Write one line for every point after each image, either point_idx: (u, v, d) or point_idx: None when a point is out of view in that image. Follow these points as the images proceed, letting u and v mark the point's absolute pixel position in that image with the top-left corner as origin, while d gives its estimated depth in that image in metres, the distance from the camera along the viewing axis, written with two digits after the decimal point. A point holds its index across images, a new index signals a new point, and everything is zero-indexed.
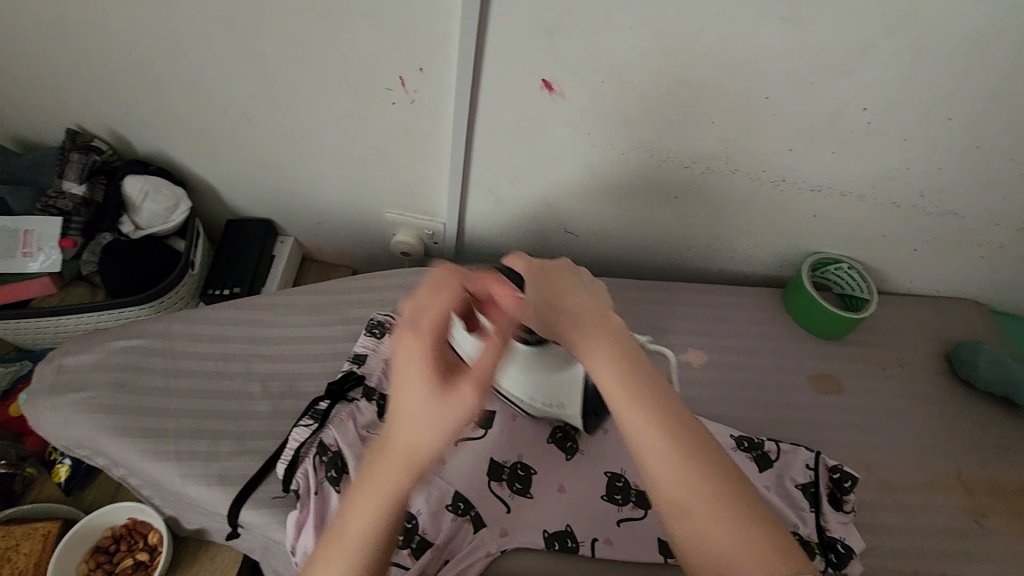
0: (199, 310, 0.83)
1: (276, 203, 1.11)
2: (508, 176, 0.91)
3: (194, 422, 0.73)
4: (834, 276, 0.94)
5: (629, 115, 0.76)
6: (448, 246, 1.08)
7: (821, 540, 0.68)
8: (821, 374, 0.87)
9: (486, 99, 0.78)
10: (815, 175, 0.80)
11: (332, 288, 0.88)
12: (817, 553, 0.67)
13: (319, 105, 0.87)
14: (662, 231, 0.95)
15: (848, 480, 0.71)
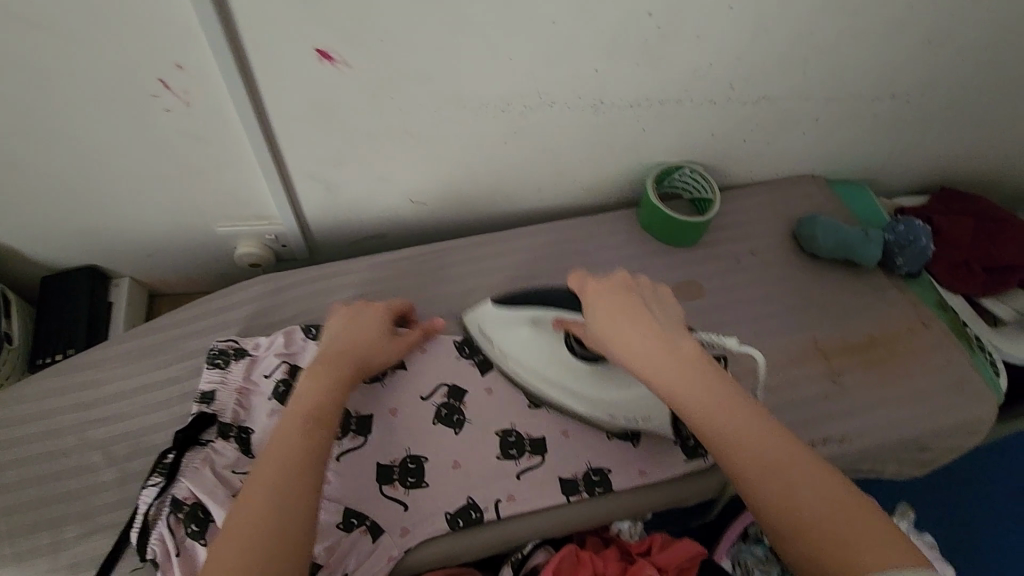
0: (6, 391, 0.73)
1: (92, 247, 0.99)
2: (329, 160, 0.84)
3: (28, 513, 0.66)
4: (680, 183, 0.95)
5: (423, 68, 0.72)
6: (299, 248, 1.01)
7: None
8: (682, 282, 0.88)
9: (267, 87, 0.71)
10: (628, 90, 0.79)
11: (162, 325, 0.79)
12: None
13: (83, 129, 0.76)
14: (507, 181, 0.92)
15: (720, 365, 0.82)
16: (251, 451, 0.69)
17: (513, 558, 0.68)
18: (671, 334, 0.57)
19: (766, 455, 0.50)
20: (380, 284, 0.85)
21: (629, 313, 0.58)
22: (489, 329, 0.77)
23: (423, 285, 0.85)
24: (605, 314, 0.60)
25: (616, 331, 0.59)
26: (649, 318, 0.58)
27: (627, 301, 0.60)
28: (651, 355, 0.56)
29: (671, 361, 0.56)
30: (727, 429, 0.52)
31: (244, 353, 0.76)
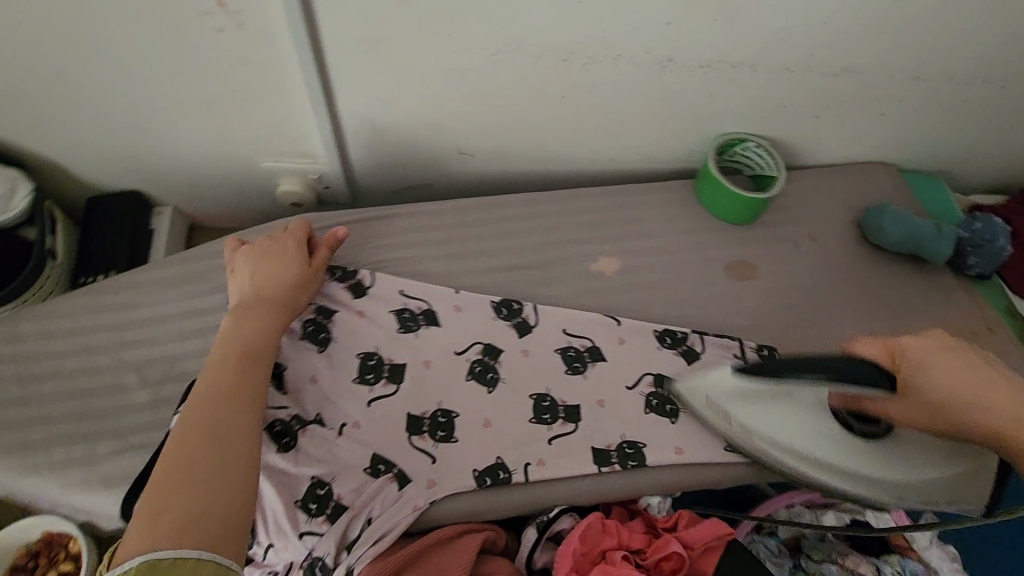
0: (48, 305, 0.74)
1: (137, 171, 0.98)
2: (379, 99, 0.81)
3: (65, 425, 0.67)
4: (742, 157, 0.89)
5: (489, 7, 0.67)
6: (340, 190, 0.99)
7: None
8: (735, 261, 0.84)
9: (325, 15, 0.68)
10: (701, 50, 0.74)
11: (201, 254, 0.78)
12: None
13: (135, 46, 0.74)
14: (560, 139, 0.88)
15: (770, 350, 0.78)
16: (283, 386, 0.67)
17: (539, 518, 0.67)
18: (973, 353, 0.56)
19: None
20: (423, 234, 0.82)
21: (944, 354, 0.55)
22: (722, 402, 0.70)
23: (466, 239, 0.83)
24: (924, 365, 0.55)
25: (929, 379, 0.55)
26: (961, 351, 0.55)
27: (948, 351, 0.55)
28: (942, 372, 0.54)
29: (958, 376, 0.53)
30: (1014, 421, 0.51)
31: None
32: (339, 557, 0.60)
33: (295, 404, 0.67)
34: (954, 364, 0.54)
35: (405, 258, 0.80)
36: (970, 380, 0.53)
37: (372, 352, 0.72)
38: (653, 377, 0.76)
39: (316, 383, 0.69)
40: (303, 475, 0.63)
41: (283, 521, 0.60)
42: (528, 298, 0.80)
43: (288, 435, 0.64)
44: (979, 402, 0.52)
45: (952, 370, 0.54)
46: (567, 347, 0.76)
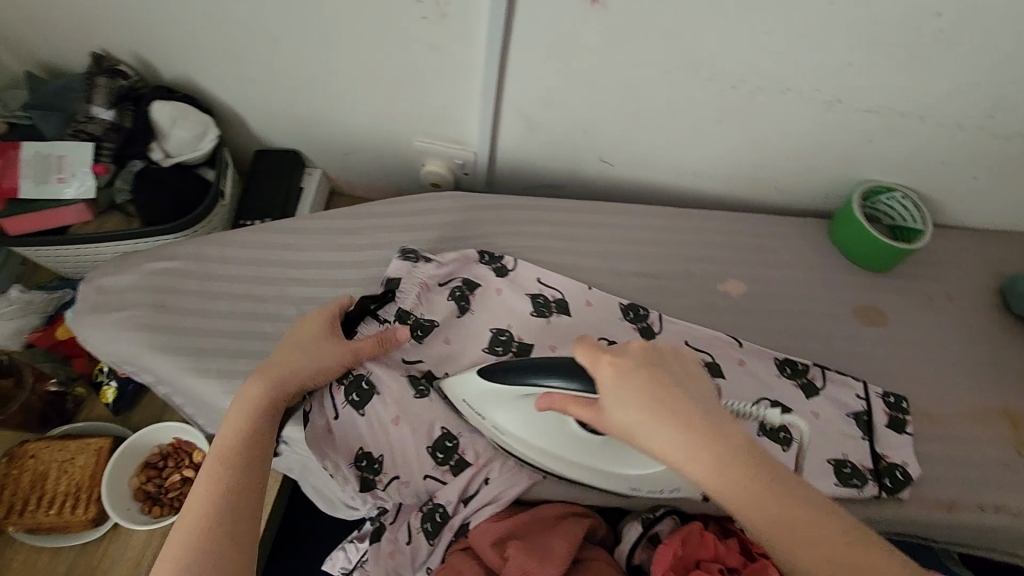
0: (230, 235, 0.83)
1: (303, 133, 1.08)
2: (543, 98, 0.86)
3: (234, 341, 0.75)
4: (884, 206, 0.89)
5: (675, 27, 0.71)
6: (479, 178, 1.05)
7: (880, 467, 0.71)
8: (866, 306, 0.84)
9: (522, 15, 0.74)
10: (873, 94, 0.75)
11: (361, 214, 0.86)
12: (870, 479, 0.70)
13: (343, 23, 0.82)
14: (703, 161, 0.91)
15: (902, 401, 0.75)
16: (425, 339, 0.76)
17: (645, 516, 0.69)
18: (694, 390, 0.52)
19: (813, 531, 0.46)
20: (560, 229, 0.87)
21: (648, 390, 0.51)
22: (473, 403, 0.68)
23: (600, 241, 0.86)
24: (622, 385, 0.51)
25: (623, 413, 0.51)
26: (665, 378, 0.51)
27: (647, 370, 0.52)
28: (643, 425, 0.50)
29: (655, 427, 0.50)
30: (755, 514, 0.47)
31: (431, 259, 0.80)
32: (457, 507, 0.69)
33: (430, 362, 0.75)
34: (637, 398, 0.50)
35: (542, 248, 0.85)
36: (681, 434, 0.49)
37: (504, 329, 0.77)
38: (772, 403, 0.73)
39: (449, 346, 0.76)
40: (432, 423, 0.71)
41: (414, 462, 0.70)
42: (652, 305, 0.82)
43: (423, 384, 0.72)
44: (708, 467, 0.48)
45: (655, 423, 0.50)
46: None
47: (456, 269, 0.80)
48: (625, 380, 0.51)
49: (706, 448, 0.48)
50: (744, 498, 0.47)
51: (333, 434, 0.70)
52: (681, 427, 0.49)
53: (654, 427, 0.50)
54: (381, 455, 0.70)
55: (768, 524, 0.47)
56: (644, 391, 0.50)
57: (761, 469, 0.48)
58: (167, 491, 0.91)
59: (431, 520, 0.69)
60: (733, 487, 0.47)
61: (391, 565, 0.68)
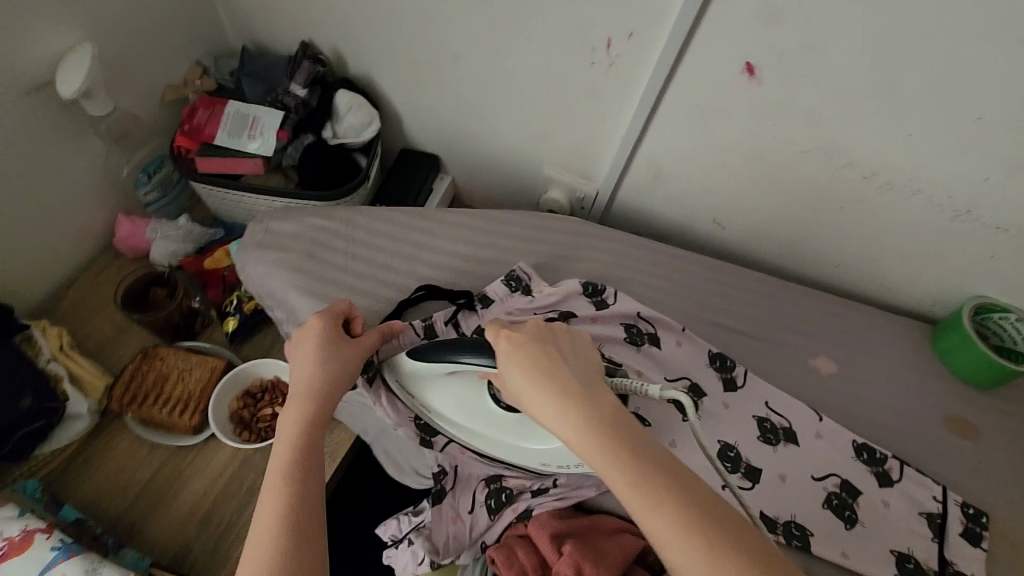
0: (377, 210, 0.95)
1: (448, 141, 1.22)
2: (676, 153, 0.95)
3: (362, 299, 0.86)
4: (994, 325, 0.89)
5: (822, 113, 0.78)
6: (594, 214, 1.14)
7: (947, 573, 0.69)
8: (957, 416, 0.83)
9: (681, 77, 0.83)
10: (1005, 212, 0.77)
11: (491, 218, 0.96)
12: None
13: (519, 55, 0.95)
14: (813, 242, 0.95)
15: (983, 515, 0.73)
16: None
17: None
18: (581, 366, 0.57)
19: (641, 475, 0.46)
20: (666, 273, 0.93)
21: (534, 359, 0.56)
22: (409, 386, 0.76)
23: (700, 291, 0.92)
24: (512, 355, 0.57)
25: (515, 378, 0.56)
26: (548, 349, 0.57)
27: (540, 344, 0.58)
28: (533, 383, 0.54)
29: (541, 388, 0.53)
30: (636, 495, 0.45)
31: (529, 291, 0.86)
32: (523, 493, 0.73)
33: None
34: (517, 364, 0.56)
35: (646, 285, 0.91)
36: (543, 392, 0.53)
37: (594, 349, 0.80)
38: (841, 480, 0.75)
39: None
40: None
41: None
42: (740, 361, 0.86)
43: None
44: (574, 423, 0.50)
45: (534, 379, 0.54)
46: (765, 418, 0.79)
47: (553, 298, 0.85)
48: (517, 350, 0.57)
49: (590, 421, 0.50)
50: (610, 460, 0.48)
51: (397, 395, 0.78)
52: (539, 387, 0.53)
53: (535, 392, 0.53)
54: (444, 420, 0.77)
55: (630, 492, 0.45)
56: (530, 353, 0.56)
57: (617, 428, 0.50)
58: (258, 421, 1.00)
59: (495, 497, 0.73)
60: (595, 444, 0.48)
61: (452, 530, 0.73)
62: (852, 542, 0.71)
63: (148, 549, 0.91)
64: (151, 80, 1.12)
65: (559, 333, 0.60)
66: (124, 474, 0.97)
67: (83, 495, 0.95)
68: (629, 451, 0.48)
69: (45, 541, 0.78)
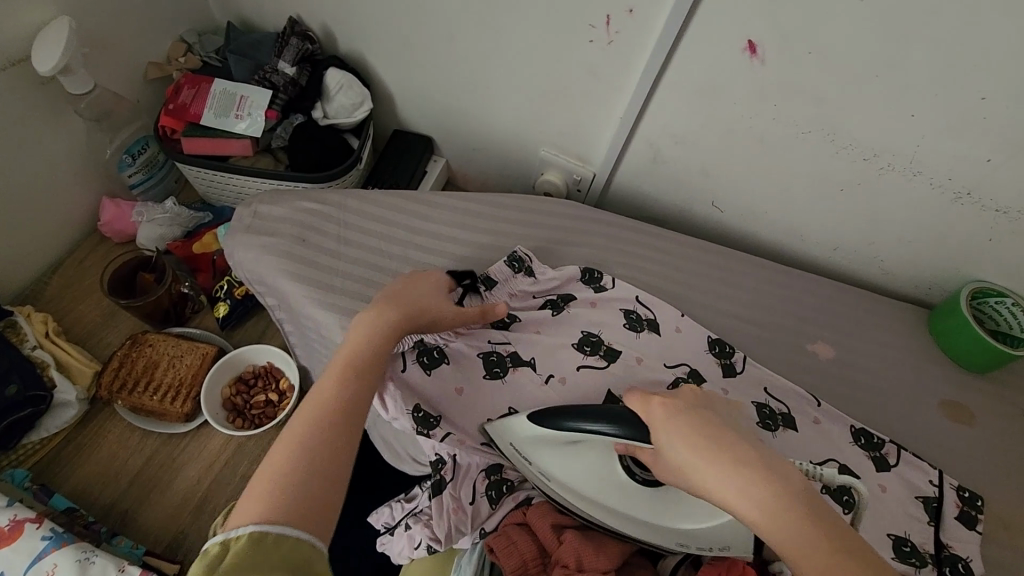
0: (370, 194, 0.93)
1: (441, 122, 1.19)
2: (676, 135, 0.93)
3: (356, 285, 0.84)
4: (991, 309, 0.89)
5: (825, 93, 0.76)
6: (591, 196, 1.12)
7: (942, 555, 0.70)
8: (953, 401, 0.83)
9: (682, 56, 0.81)
10: (1007, 195, 0.77)
11: (487, 202, 0.94)
12: (931, 564, 0.69)
13: (515, 32, 0.92)
14: (812, 226, 0.94)
15: (978, 499, 0.74)
16: (509, 329, 0.81)
17: None
18: (732, 428, 0.55)
19: (835, 559, 0.44)
20: (663, 257, 0.92)
21: (699, 429, 0.53)
22: (521, 446, 0.69)
23: (698, 276, 0.91)
24: (670, 424, 0.55)
25: (679, 450, 0.53)
26: (713, 419, 0.55)
27: (693, 414, 0.56)
28: (699, 457, 0.51)
29: (718, 469, 0.50)
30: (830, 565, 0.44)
31: (531, 272, 0.86)
32: (523, 482, 0.73)
33: (518, 344, 0.79)
34: (691, 439, 0.53)
35: (644, 269, 0.90)
36: (717, 465, 0.50)
37: (595, 333, 0.81)
38: (839, 464, 0.75)
39: (539, 335, 0.81)
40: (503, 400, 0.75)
41: (480, 415, 0.75)
42: (737, 347, 0.85)
43: (498, 366, 0.77)
44: (744, 493, 0.48)
45: (726, 465, 0.50)
46: (764, 403, 0.78)
47: (554, 279, 0.86)
48: (688, 422, 0.54)
49: (759, 490, 0.48)
50: (782, 526, 0.46)
51: (396, 384, 0.73)
52: (710, 458, 0.51)
53: (711, 466, 0.50)
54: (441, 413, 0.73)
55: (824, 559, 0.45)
56: (692, 425, 0.54)
57: (804, 508, 0.47)
58: (251, 408, 0.98)
59: (497, 488, 0.72)
60: (785, 522, 0.46)
61: (455, 522, 0.70)
62: (848, 526, 0.71)
63: (141, 537, 0.90)
64: (133, 57, 1.08)
65: (708, 400, 0.60)
66: (115, 462, 0.95)
67: (74, 485, 0.93)
68: (802, 513, 0.47)
69: (35, 532, 0.76)
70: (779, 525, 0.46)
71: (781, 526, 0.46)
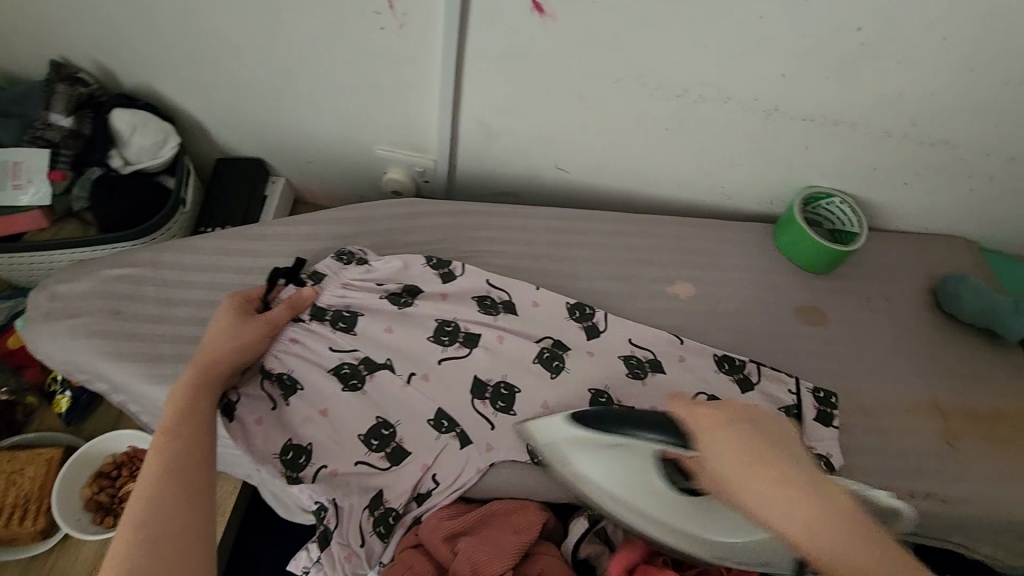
0: (187, 241, 0.84)
1: (264, 141, 1.09)
2: (498, 106, 0.89)
3: (189, 346, 0.76)
4: (824, 211, 0.93)
5: (620, 38, 0.75)
6: (439, 185, 1.07)
7: None
8: (806, 306, 0.88)
9: (475, 26, 0.77)
10: (807, 103, 0.79)
11: (320, 218, 0.88)
12: None
13: (303, 33, 0.85)
14: (652, 168, 0.95)
15: (830, 395, 0.79)
16: (352, 330, 0.75)
17: (589, 512, 0.70)
18: (759, 424, 0.52)
19: (794, 503, 0.47)
20: (514, 234, 0.89)
21: (748, 447, 0.49)
22: (557, 447, 0.66)
23: (552, 245, 0.89)
24: (715, 438, 0.51)
25: (716, 461, 0.51)
26: (749, 426, 0.51)
27: (741, 426, 0.51)
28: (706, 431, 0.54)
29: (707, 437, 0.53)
30: (811, 534, 0.46)
31: (364, 260, 0.80)
32: (409, 504, 0.69)
33: (370, 349, 0.75)
34: (736, 460, 0.49)
35: (498, 252, 0.88)
36: (741, 474, 0.49)
37: (449, 321, 0.78)
38: (707, 396, 0.78)
39: (390, 335, 0.76)
40: (370, 414, 0.71)
41: (347, 449, 0.69)
42: (602, 307, 0.85)
43: (356, 377, 0.72)
44: (785, 510, 0.47)
45: (741, 473, 0.49)
46: (631, 355, 0.80)
47: (390, 269, 0.80)
48: (729, 441, 0.50)
49: (789, 497, 0.47)
50: (785, 496, 0.47)
51: (264, 426, 0.68)
52: (760, 473, 0.48)
53: (753, 483, 0.48)
54: (309, 445, 0.68)
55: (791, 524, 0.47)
56: (735, 440, 0.50)
57: (770, 457, 0.49)
58: (120, 501, 0.88)
59: (384, 522, 0.67)
60: (774, 497, 0.47)
61: (349, 569, 0.64)
62: None
63: None
64: None
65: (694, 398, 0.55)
66: None
67: None
68: (814, 491, 0.47)
69: None
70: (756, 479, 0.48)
71: (783, 489, 0.47)
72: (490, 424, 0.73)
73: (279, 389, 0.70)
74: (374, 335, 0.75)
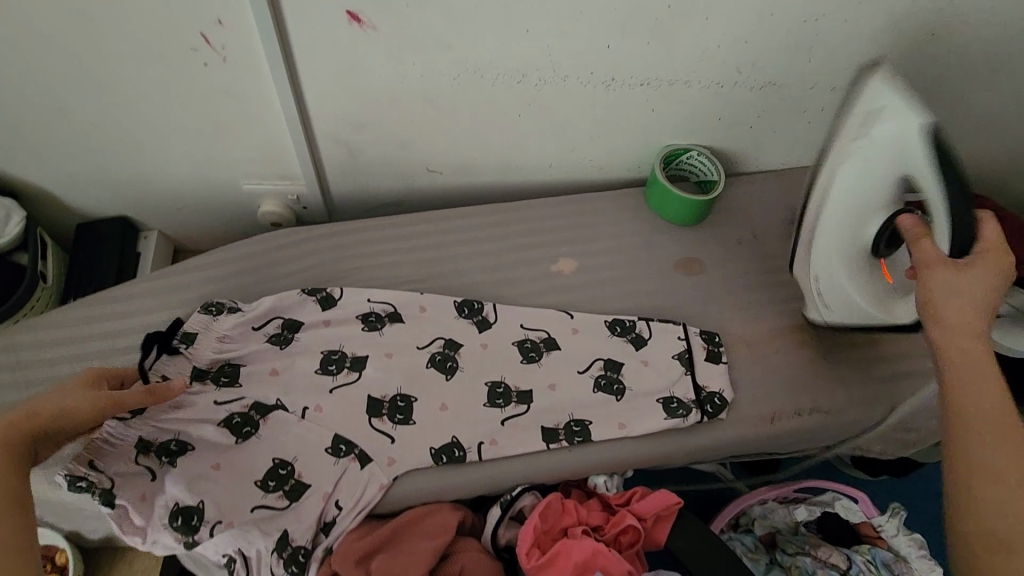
0: (43, 320, 0.79)
1: (121, 199, 1.03)
2: (351, 121, 0.88)
3: None
4: (687, 165, 0.97)
5: (445, 36, 0.76)
6: (318, 210, 1.05)
7: (701, 397, 0.79)
8: (683, 259, 0.91)
9: (299, 45, 0.76)
10: (638, 69, 0.82)
11: (187, 267, 0.84)
12: (695, 409, 0.78)
13: (125, 82, 0.81)
14: (519, 155, 0.96)
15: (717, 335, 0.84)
16: (237, 382, 0.73)
17: (503, 498, 0.71)
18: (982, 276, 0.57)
19: (982, 383, 0.56)
20: (393, 244, 0.89)
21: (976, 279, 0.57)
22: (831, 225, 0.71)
23: (433, 247, 0.89)
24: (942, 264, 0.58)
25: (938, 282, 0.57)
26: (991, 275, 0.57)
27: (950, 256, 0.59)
28: (959, 309, 0.57)
29: (968, 313, 0.57)
30: (975, 409, 0.55)
31: (236, 307, 0.78)
32: (318, 537, 0.67)
33: (256, 393, 0.73)
34: (962, 294, 0.57)
35: (378, 264, 0.87)
36: (949, 308, 0.57)
37: (335, 350, 0.77)
38: (604, 361, 0.81)
39: (277, 376, 0.74)
40: (264, 458, 0.69)
41: (243, 499, 0.66)
42: (490, 298, 0.86)
43: (248, 425, 0.70)
44: (954, 334, 0.57)
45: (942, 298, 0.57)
46: (524, 338, 0.81)
47: (265, 308, 0.77)
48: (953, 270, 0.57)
49: (966, 316, 0.57)
50: (964, 359, 0.56)
51: (147, 501, 0.63)
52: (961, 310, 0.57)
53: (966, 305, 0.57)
54: (201, 504, 0.64)
55: (959, 382, 0.56)
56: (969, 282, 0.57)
57: (974, 336, 0.57)
58: None
59: (295, 560, 0.65)
60: (978, 372, 0.56)
61: None
62: (619, 414, 0.77)
63: None
64: None
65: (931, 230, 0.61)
66: None
67: None
68: (978, 335, 0.57)
69: None
70: (966, 352, 0.56)
71: (964, 342, 0.57)
72: (388, 437, 0.72)
73: (160, 457, 0.66)
74: (260, 379, 0.74)
